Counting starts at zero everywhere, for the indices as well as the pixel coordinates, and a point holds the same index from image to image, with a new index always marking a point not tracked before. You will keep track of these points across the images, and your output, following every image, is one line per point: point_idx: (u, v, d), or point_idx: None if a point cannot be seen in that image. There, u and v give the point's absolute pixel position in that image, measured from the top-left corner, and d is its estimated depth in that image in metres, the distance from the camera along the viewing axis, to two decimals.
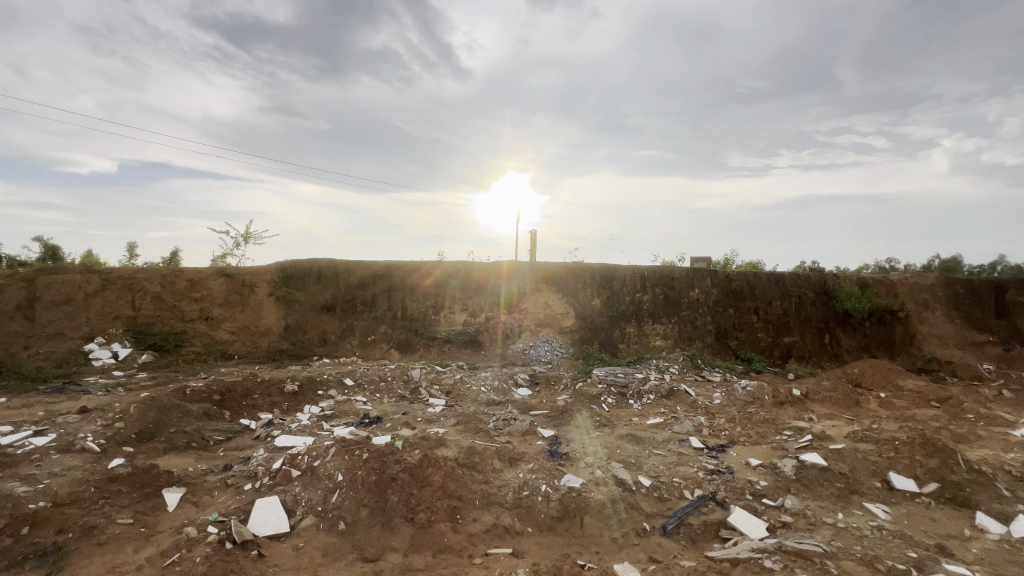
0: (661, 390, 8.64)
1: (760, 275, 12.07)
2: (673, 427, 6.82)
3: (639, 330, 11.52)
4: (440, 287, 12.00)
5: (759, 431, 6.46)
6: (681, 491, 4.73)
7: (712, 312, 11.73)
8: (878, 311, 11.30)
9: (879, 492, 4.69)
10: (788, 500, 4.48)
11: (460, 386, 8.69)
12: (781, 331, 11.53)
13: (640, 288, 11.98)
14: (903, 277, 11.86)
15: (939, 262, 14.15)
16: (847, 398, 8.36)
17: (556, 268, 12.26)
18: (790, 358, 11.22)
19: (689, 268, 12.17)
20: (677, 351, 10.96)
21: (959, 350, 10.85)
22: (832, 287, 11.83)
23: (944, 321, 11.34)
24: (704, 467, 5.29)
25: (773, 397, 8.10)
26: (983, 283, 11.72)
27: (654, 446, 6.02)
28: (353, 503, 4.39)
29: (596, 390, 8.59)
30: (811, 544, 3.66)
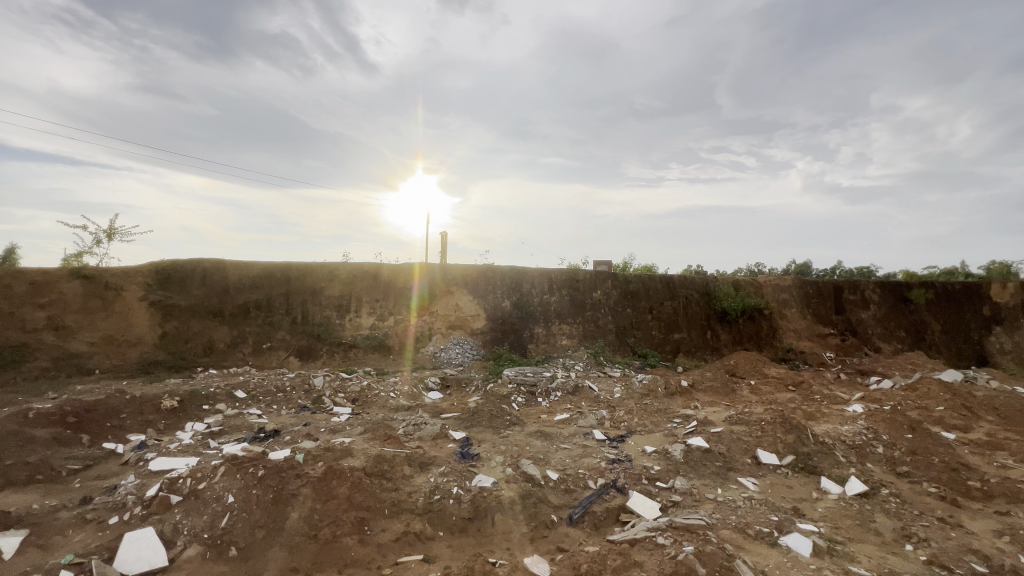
0: (567, 387, 9.06)
1: (654, 278, 13.17)
2: (578, 422, 7.20)
3: (547, 330, 11.97)
4: (345, 290, 11.41)
5: (653, 420, 7.06)
6: (585, 481, 5.01)
7: (612, 312, 12.56)
8: (749, 309, 12.90)
9: (749, 467, 5.37)
10: (677, 481, 4.96)
11: (367, 393, 8.35)
12: (672, 328, 12.68)
13: (548, 290, 12.46)
14: (768, 280, 13.67)
15: (795, 266, 16.53)
16: (724, 386, 9.46)
17: (467, 269, 12.27)
18: (679, 352, 12.40)
19: (593, 271, 12.90)
20: (582, 350, 11.58)
21: (810, 341, 12.77)
22: (713, 288, 13.26)
23: (799, 317, 13.27)
24: (606, 457, 5.66)
25: (665, 389, 8.90)
26: (827, 284, 13.88)
27: (561, 440, 6.30)
28: (246, 526, 4.02)
29: (506, 390, 8.78)
30: (696, 518, 4.08)
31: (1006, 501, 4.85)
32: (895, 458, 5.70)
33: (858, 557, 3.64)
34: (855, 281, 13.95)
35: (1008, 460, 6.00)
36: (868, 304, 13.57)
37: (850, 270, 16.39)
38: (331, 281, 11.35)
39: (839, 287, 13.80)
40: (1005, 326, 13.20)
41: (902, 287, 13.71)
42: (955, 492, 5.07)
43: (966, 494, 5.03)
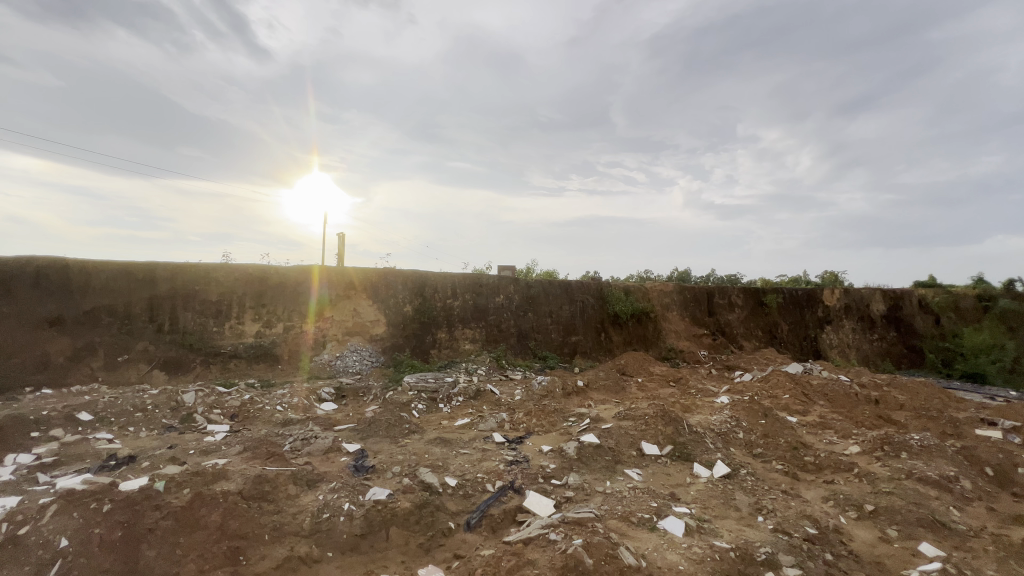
0: (469, 391, 9.06)
1: (553, 283, 13.73)
2: (479, 426, 7.23)
3: (450, 335, 11.88)
4: (224, 293, 10.23)
5: (550, 420, 7.33)
6: (484, 485, 5.04)
7: (514, 316, 12.85)
8: (638, 312, 13.99)
9: (634, 459, 5.81)
10: (570, 477, 5.20)
11: (249, 407, 7.57)
12: (569, 331, 13.31)
13: (451, 294, 12.37)
14: (654, 285, 14.96)
15: (677, 273, 18.33)
16: (615, 385, 10.14)
17: (366, 272, 11.71)
18: (576, 354, 13.05)
19: (496, 276, 13.09)
20: (484, 354, 11.68)
21: (688, 341, 14.21)
22: (607, 293, 14.17)
23: (679, 319, 14.69)
24: (504, 459, 5.75)
25: (563, 389, 9.30)
26: (702, 289, 15.55)
27: (461, 446, 6.27)
28: (84, 572, 3.41)
29: (406, 398, 8.54)
30: (586, 511, 4.31)
31: (831, 471, 5.82)
32: (752, 441, 6.56)
33: (720, 532, 4.10)
34: (724, 287, 15.83)
35: (833, 437, 7.21)
36: (734, 308, 15.48)
37: (721, 277, 18.57)
38: (208, 283, 10.13)
39: (711, 292, 15.52)
40: (834, 325, 15.87)
41: (760, 292, 15.84)
42: (796, 467, 5.95)
43: (804, 468, 5.94)
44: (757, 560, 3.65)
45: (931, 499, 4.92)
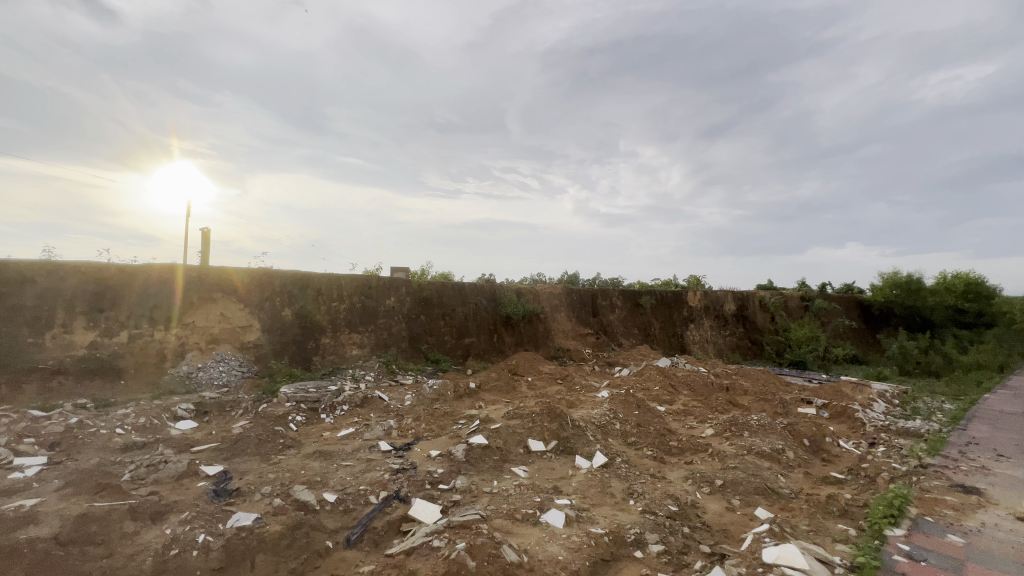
0: (355, 399, 8.58)
1: (447, 285, 13.61)
2: (364, 435, 6.87)
3: (335, 340, 11.14)
4: (44, 296, 8.43)
5: (440, 424, 7.24)
6: (366, 497, 4.78)
7: (406, 319, 12.49)
8: (529, 313, 14.44)
9: (521, 457, 5.98)
10: (458, 480, 5.17)
11: (77, 433, 6.31)
12: (462, 333, 13.28)
13: (336, 297, 11.62)
14: (543, 288, 15.59)
15: (565, 276, 19.33)
16: (507, 385, 10.36)
17: (237, 272, 10.51)
18: (469, 356, 13.05)
19: (386, 277, 12.59)
20: (373, 359, 11.16)
21: (574, 340, 15.04)
22: (499, 295, 14.43)
23: (567, 319, 15.49)
24: (389, 469, 5.53)
25: (454, 392, 9.24)
26: (587, 291, 16.58)
27: (343, 458, 5.90)
28: None
29: (283, 410, 7.81)
30: (472, 513, 4.30)
31: (690, 453, 6.56)
32: (627, 431, 7.14)
33: (596, 519, 4.37)
34: (606, 289, 17.07)
35: (693, 422, 8.14)
36: (615, 309, 16.78)
37: (605, 280, 20.00)
38: (20, 284, 8.28)
39: (595, 294, 16.61)
40: (696, 323, 18.00)
41: (636, 295, 17.37)
42: (663, 451, 6.61)
43: (669, 452, 6.62)
44: (627, 541, 3.95)
45: (764, 469, 5.79)
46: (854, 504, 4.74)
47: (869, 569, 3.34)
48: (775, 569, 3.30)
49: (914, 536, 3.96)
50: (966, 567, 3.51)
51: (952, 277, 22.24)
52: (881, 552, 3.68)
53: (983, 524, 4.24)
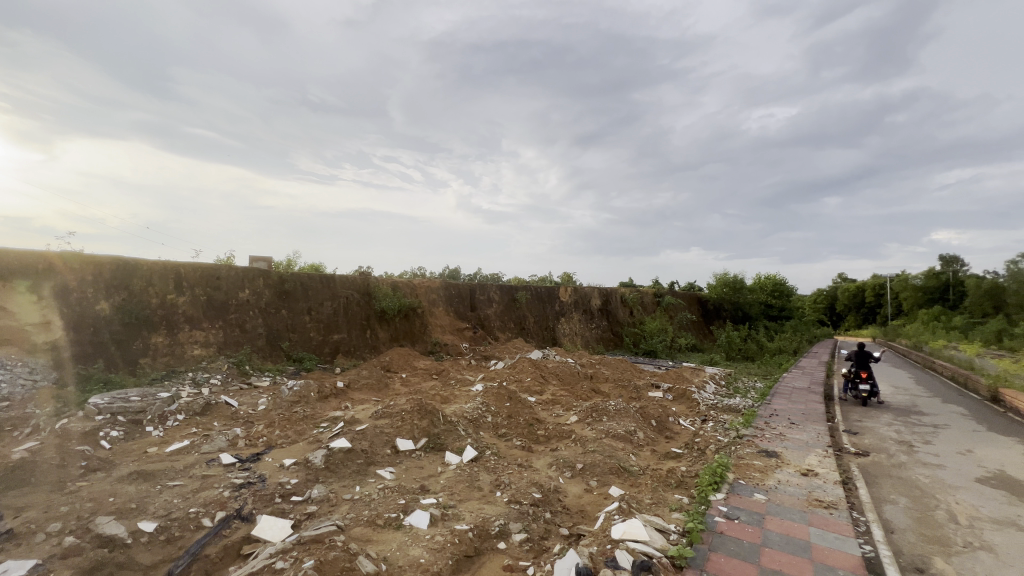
0: (194, 407, 7.40)
1: (313, 277, 12.50)
2: (202, 448, 5.94)
3: (170, 339, 9.47)
4: None
5: (297, 429, 6.58)
6: (198, 521, 4.11)
7: (263, 315, 11.17)
8: (405, 308, 13.92)
9: (387, 458, 5.71)
10: (314, 490, 4.73)
11: None
12: (331, 329, 12.30)
13: (173, 289, 9.95)
14: (420, 282, 15.20)
15: (445, 271, 19.14)
16: (378, 382, 9.87)
17: (28, 257, 8.40)
18: (338, 353, 12.12)
19: (239, 268, 11.15)
20: (221, 359, 9.73)
21: (452, 334, 14.90)
22: (373, 288, 13.68)
23: (445, 314, 15.29)
24: (230, 485, 4.83)
25: (318, 393, 8.50)
26: (466, 286, 16.58)
27: (171, 477, 5.01)
28: None
29: (91, 425, 6.37)
30: (327, 525, 3.95)
31: (556, 440, 6.93)
32: (498, 423, 7.28)
33: (462, 516, 4.33)
34: (483, 284, 17.29)
35: (559, 410, 8.62)
36: (492, 303, 17.05)
37: (484, 276, 20.21)
38: None
39: (473, 289, 16.71)
40: (566, 317, 19.16)
41: (513, 290, 17.89)
42: (530, 441, 6.86)
43: (536, 440, 6.90)
44: (491, 533, 3.97)
45: (618, 450, 6.33)
46: (688, 475, 5.42)
47: (696, 532, 3.80)
48: (622, 543, 3.57)
49: (731, 498, 4.65)
50: (766, 519, 4.20)
51: (764, 278, 27.00)
52: (707, 515, 4.23)
53: (779, 482, 5.15)
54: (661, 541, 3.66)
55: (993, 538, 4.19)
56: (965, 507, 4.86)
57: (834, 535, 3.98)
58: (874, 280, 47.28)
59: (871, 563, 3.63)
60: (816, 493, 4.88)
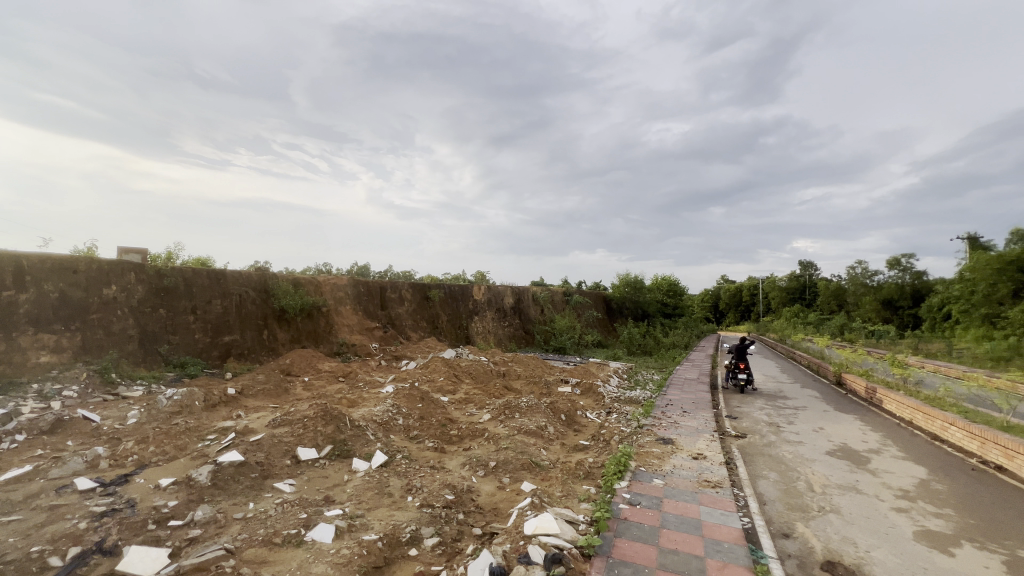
0: (41, 425, 6.22)
1: (198, 272, 11.17)
2: (51, 472, 5.00)
3: (8, 344, 7.88)
4: None
5: (177, 444, 5.82)
6: (43, 561, 3.44)
7: (135, 315, 9.74)
8: (308, 306, 12.98)
9: (287, 469, 5.27)
10: (198, 511, 4.22)
11: None
12: (220, 330, 11.08)
13: (13, 284, 8.30)
14: (325, 279, 14.29)
15: (354, 269, 18.21)
16: (277, 388, 9.10)
17: None
18: (229, 357, 10.95)
19: (104, 260, 9.62)
20: (79, 367, 8.29)
21: (361, 334, 14.17)
22: (271, 286, 12.59)
23: (353, 313, 14.52)
24: (89, 514, 4.13)
25: (204, 402, 7.60)
26: (376, 283, 15.90)
27: (6, 512, 4.15)
28: None
29: None
30: (214, 550, 3.54)
31: (469, 439, 6.91)
32: (409, 425, 7.09)
33: (371, 524, 4.13)
34: (395, 281, 16.74)
35: (472, 409, 8.61)
36: (403, 301, 16.54)
37: (396, 274, 19.55)
38: None
39: (383, 287, 16.09)
40: (479, 315, 19.20)
41: (425, 288, 17.52)
42: (443, 441, 6.76)
43: (449, 441, 6.82)
44: (402, 541, 3.83)
45: (530, 446, 6.47)
46: (595, 466, 5.69)
47: (603, 520, 3.99)
48: (533, 539, 3.63)
49: (634, 485, 4.97)
50: (663, 502, 4.54)
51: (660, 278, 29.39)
52: (612, 503, 4.47)
53: (674, 466, 5.61)
54: (571, 532, 3.79)
55: (840, 501, 4.94)
56: (819, 477, 5.67)
57: (720, 511, 4.42)
58: (750, 282, 53.63)
59: (749, 534, 4.08)
60: (705, 475, 5.39)
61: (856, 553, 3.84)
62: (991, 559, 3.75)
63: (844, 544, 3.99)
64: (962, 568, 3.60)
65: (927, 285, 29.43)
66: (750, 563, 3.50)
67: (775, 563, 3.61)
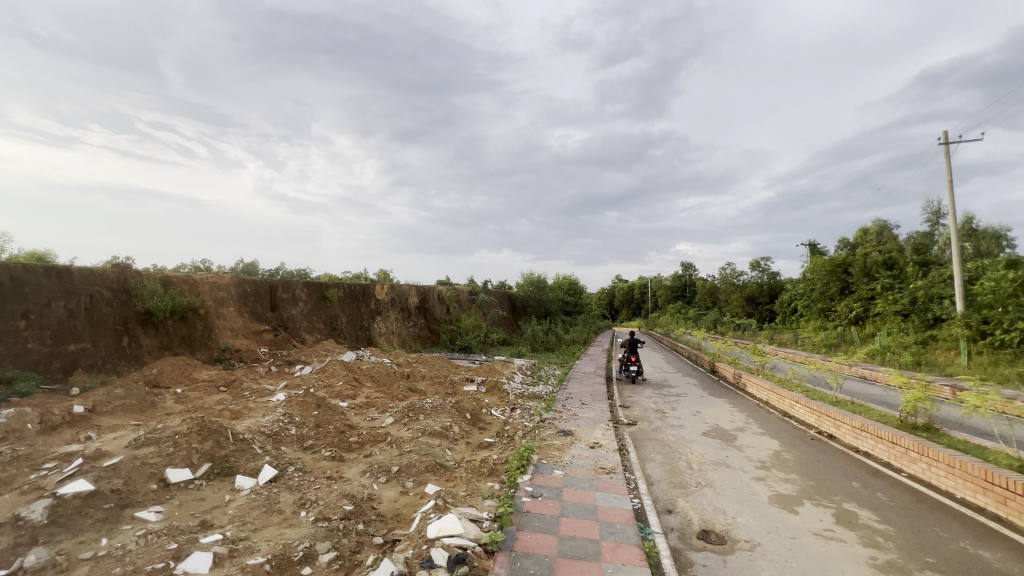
0: None
1: (31, 270, 9.33)
2: None
3: None
4: None
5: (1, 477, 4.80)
6: None
7: None
8: (180, 308, 11.46)
9: (153, 495, 4.60)
10: (30, 556, 3.52)
11: None
12: (64, 338, 9.36)
13: None
14: (202, 278, 12.73)
15: (240, 267, 16.48)
16: (141, 402, 7.92)
17: None
18: (75, 370, 9.27)
19: None
20: None
21: (247, 338, 12.80)
22: (132, 285, 10.91)
23: (236, 315, 13.10)
24: None
25: (40, 424, 6.35)
26: (264, 283, 14.51)
27: None
28: None
29: None
30: None
31: (370, 445, 6.62)
32: (303, 435, 6.62)
33: (257, 547, 3.77)
34: (286, 280, 15.43)
35: (374, 413, 8.26)
36: (297, 302, 15.33)
37: (289, 272, 18.05)
38: None
39: (273, 286, 14.74)
40: (382, 316, 18.47)
41: (322, 287, 16.41)
42: (342, 450, 6.40)
43: (348, 448, 6.47)
44: (293, 561, 3.55)
45: (435, 447, 6.37)
46: (499, 462, 5.78)
47: (506, 515, 4.07)
48: (436, 542, 3.58)
49: (536, 477, 5.14)
50: (563, 492, 4.76)
51: (561, 279, 30.78)
52: (515, 497, 4.57)
53: (573, 456, 5.91)
54: (474, 531, 3.80)
55: (712, 475, 5.59)
56: (696, 455, 6.35)
57: (613, 495, 4.74)
58: (640, 281, 58.36)
59: (638, 513, 4.44)
60: (601, 462, 5.74)
61: (725, 520, 4.37)
62: (825, 513, 4.49)
63: (716, 514, 4.51)
64: (804, 523, 4.27)
65: (779, 284, 34.42)
66: (639, 540, 3.81)
67: (661, 538, 3.97)
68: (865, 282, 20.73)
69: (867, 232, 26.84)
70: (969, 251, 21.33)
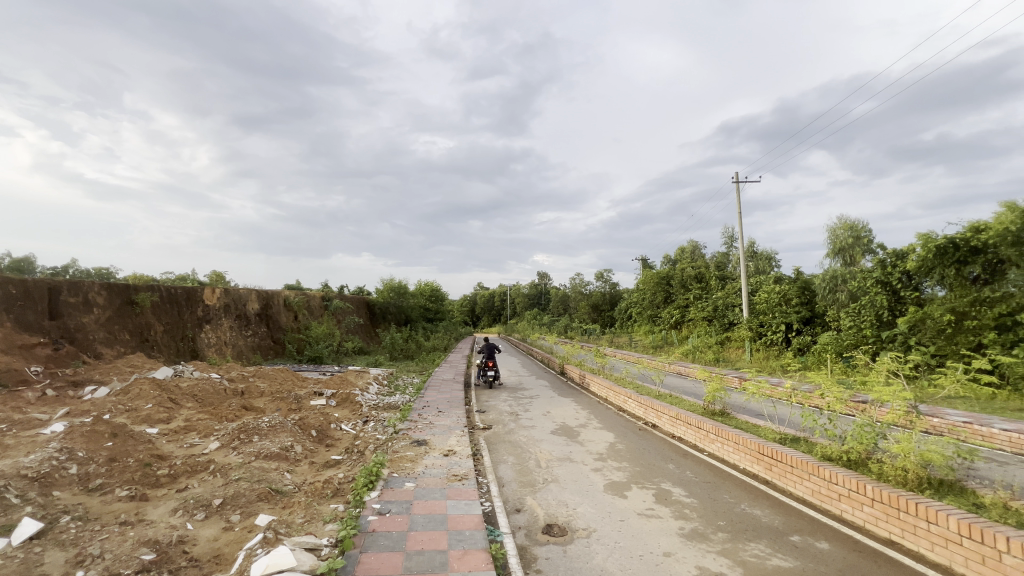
0: None
1: None
2: None
3: None
4: None
5: None
6: None
7: None
8: None
9: None
10: None
11: None
12: None
13: None
14: None
15: (5, 263, 12.74)
16: None
17: None
18: None
19: None
20: None
21: (8, 355, 9.82)
22: None
23: None
24: None
25: None
26: (38, 284, 11.38)
27: None
28: None
29: None
30: None
31: (185, 477, 5.59)
32: (89, 473, 5.32)
33: None
34: (75, 281, 12.35)
35: (194, 439, 7.03)
36: (91, 308, 12.34)
37: (82, 271, 14.53)
38: None
39: (53, 289, 11.64)
40: (212, 324, 15.93)
41: (129, 290, 13.52)
42: (145, 486, 5.29)
43: (155, 484, 5.37)
44: None
45: (271, 471, 5.65)
46: (345, 481, 5.37)
47: (348, 539, 3.77)
48: None
49: (385, 493, 4.88)
50: (413, 505, 4.60)
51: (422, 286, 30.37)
52: (360, 517, 4.28)
53: (425, 467, 5.77)
54: (310, 562, 3.43)
55: (558, 471, 6.00)
56: (545, 453, 6.75)
57: (464, 502, 4.75)
58: (500, 289, 60.52)
59: (488, 517, 4.52)
60: (454, 470, 5.72)
61: (567, 512, 4.69)
62: (647, 494, 5.14)
63: (560, 507, 4.82)
64: (631, 506, 4.81)
65: (618, 293, 38.91)
66: (487, 544, 3.86)
67: (509, 538, 4.09)
68: (682, 292, 24.60)
69: (683, 251, 32.01)
70: (751, 269, 26.85)
